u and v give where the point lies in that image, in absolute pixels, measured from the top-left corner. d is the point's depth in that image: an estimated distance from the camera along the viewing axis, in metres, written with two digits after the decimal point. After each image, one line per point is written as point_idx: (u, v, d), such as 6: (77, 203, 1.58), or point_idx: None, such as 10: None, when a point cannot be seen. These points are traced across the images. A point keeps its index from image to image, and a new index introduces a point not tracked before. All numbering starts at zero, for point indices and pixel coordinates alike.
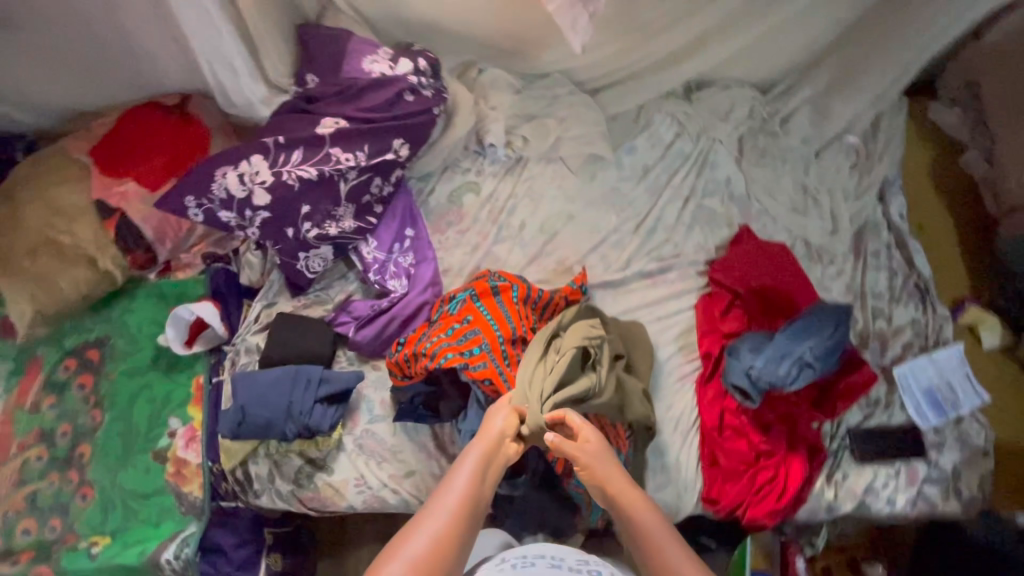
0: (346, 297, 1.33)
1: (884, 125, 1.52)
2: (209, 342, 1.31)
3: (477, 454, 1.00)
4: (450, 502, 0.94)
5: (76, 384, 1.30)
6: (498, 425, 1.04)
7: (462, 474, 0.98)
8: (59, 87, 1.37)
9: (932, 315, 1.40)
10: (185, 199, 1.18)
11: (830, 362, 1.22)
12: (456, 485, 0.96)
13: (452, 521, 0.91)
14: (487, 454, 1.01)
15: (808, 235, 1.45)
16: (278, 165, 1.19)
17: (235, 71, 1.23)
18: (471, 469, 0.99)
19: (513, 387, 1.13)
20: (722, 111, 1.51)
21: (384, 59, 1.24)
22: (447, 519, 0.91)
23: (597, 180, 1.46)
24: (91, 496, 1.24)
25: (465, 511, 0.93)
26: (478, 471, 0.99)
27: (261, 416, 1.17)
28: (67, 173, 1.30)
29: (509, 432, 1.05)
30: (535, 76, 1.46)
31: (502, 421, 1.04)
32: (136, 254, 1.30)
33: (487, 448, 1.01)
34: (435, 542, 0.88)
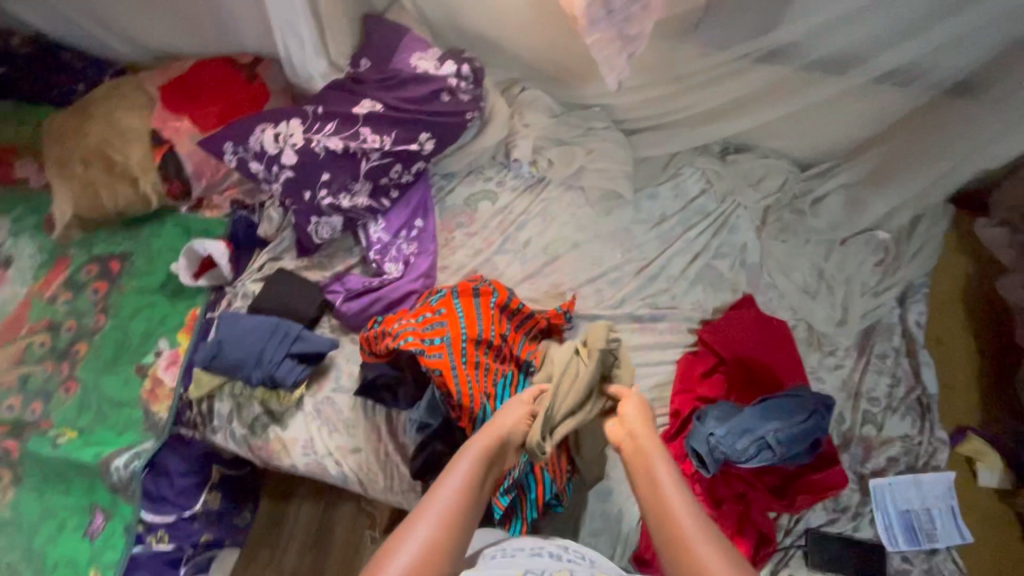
0: (345, 269, 1.40)
1: (920, 229, 1.47)
2: (214, 279, 1.39)
3: (476, 452, 0.95)
4: (440, 511, 0.85)
5: (92, 287, 1.42)
6: (496, 424, 1.00)
7: (456, 473, 0.91)
8: (155, 29, 1.54)
9: (929, 436, 1.31)
10: (225, 144, 1.29)
11: (796, 450, 1.15)
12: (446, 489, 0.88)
13: (438, 525, 0.83)
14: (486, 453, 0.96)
15: (813, 319, 1.40)
16: (311, 132, 1.28)
17: (302, 44, 1.33)
18: (468, 467, 0.92)
19: (461, 385, 1.12)
20: (753, 179, 1.50)
21: (431, 59, 1.33)
22: (437, 527, 0.83)
23: (612, 216, 1.47)
24: (73, 391, 1.34)
25: (456, 512, 0.86)
26: (476, 470, 0.93)
27: (233, 355, 1.24)
28: (137, 100, 1.45)
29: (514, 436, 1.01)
30: (576, 106, 1.50)
31: (510, 423, 1.01)
32: (173, 183, 1.42)
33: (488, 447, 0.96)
34: (425, 548, 0.80)
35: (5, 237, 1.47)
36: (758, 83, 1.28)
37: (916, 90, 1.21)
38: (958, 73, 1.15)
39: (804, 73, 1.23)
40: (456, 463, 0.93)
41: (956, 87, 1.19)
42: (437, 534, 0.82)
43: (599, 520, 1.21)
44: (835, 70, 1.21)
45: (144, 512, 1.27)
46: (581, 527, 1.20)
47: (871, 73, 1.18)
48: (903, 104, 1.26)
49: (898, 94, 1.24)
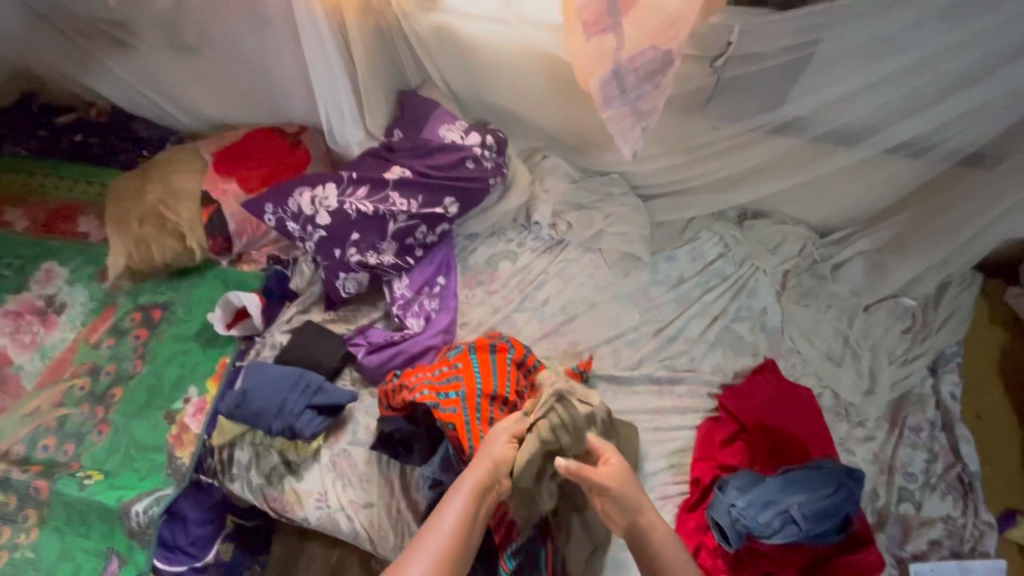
0: (368, 323, 1.45)
1: (949, 297, 1.44)
2: (245, 329, 1.47)
3: (468, 489, 0.98)
4: (434, 548, 0.91)
5: (133, 334, 1.51)
6: (482, 464, 1.01)
7: (449, 514, 0.95)
8: (214, 102, 1.71)
9: (973, 518, 1.22)
10: (265, 205, 1.39)
11: (822, 527, 1.09)
12: (439, 528, 0.93)
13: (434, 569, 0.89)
14: (477, 489, 0.98)
15: (839, 387, 1.36)
16: (345, 196, 1.37)
17: (343, 115, 1.47)
18: (461, 507, 0.96)
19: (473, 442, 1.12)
20: (771, 244, 1.51)
21: (458, 130, 1.42)
22: (430, 563, 0.89)
23: (630, 277, 1.50)
24: (104, 433, 1.39)
25: (450, 557, 0.91)
26: (469, 508, 0.96)
27: (256, 404, 1.27)
28: (193, 165, 1.59)
29: (502, 468, 1.01)
30: (595, 173, 1.57)
31: (497, 454, 1.02)
32: (216, 240, 1.52)
33: (478, 483, 0.98)
34: None
35: (62, 285, 1.59)
36: (771, 153, 1.33)
37: (930, 160, 1.23)
38: (972, 144, 1.17)
39: (817, 143, 1.28)
40: (448, 504, 0.97)
41: (970, 158, 1.20)
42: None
43: None
44: (847, 140, 1.25)
45: (157, 559, 1.27)
46: None
47: (884, 143, 1.21)
48: (919, 173, 1.28)
49: (913, 164, 1.26)
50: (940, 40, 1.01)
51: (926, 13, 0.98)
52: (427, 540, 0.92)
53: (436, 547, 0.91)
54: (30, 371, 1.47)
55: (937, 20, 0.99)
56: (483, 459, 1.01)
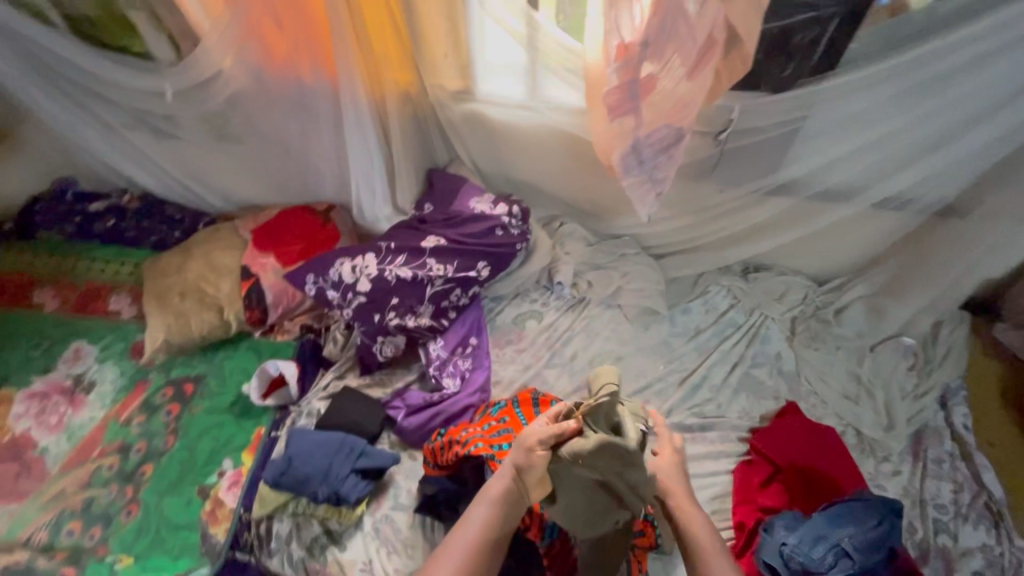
0: (404, 385, 1.49)
1: (944, 334, 1.56)
2: (280, 399, 1.48)
3: (492, 500, 1.02)
4: (457, 559, 0.98)
5: (165, 409, 1.50)
6: (508, 472, 1.03)
7: (472, 525, 1.00)
8: (249, 186, 1.84)
9: (1008, 546, 1.26)
10: (307, 276, 1.48)
11: (874, 560, 1.11)
12: (462, 539, 0.99)
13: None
14: (504, 498, 1.02)
15: (860, 425, 1.43)
16: (384, 264, 1.47)
17: (374, 193, 1.61)
18: (484, 518, 1.01)
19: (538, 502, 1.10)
20: (776, 294, 1.64)
21: (486, 202, 1.56)
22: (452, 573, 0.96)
23: (650, 330, 1.59)
24: (134, 514, 1.35)
25: (472, 564, 0.98)
26: (492, 518, 1.01)
27: (303, 470, 1.27)
28: (231, 243, 1.69)
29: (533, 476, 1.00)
30: (609, 236, 1.71)
31: (528, 462, 0.99)
32: (254, 311, 1.58)
33: (503, 495, 1.02)
34: None
35: (91, 363, 1.59)
36: (769, 212, 1.49)
37: (910, 213, 1.40)
38: (943, 198, 1.34)
39: (809, 203, 1.45)
40: (471, 513, 1.02)
41: (944, 210, 1.37)
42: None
43: None
44: (835, 199, 1.41)
45: None
46: None
47: (868, 199, 1.38)
48: (902, 225, 1.44)
49: (895, 217, 1.43)
50: (906, 113, 1.20)
51: (892, 92, 1.18)
52: (451, 547, 1.00)
53: (458, 555, 0.98)
54: (55, 453, 1.44)
55: (901, 100, 1.19)
56: (509, 468, 1.02)
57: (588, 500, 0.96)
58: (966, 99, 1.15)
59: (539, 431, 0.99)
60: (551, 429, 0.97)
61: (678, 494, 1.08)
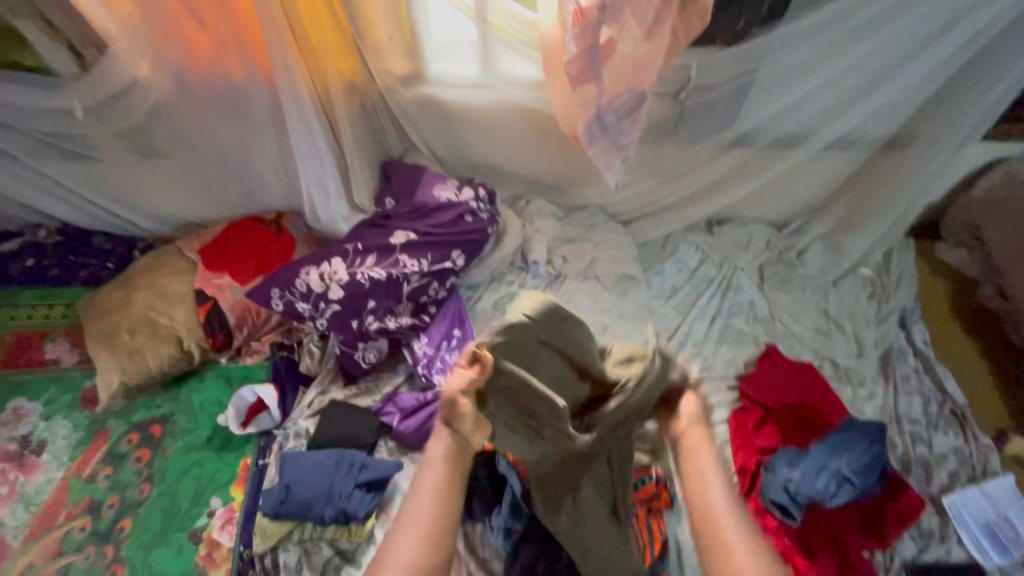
0: (393, 389, 1.44)
1: (895, 260, 1.66)
2: (261, 426, 1.39)
3: (439, 457, 0.93)
4: (416, 530, 0.86)
5: (133, 456, 1.38)
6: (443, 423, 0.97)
7: (425, 493, 0.90)
8: (185, 203, 1.68)
9: (976, 444, 1.38)
10: (271, 291, 1.39)
11: (871, 479, 1.21)
12: (418, 507, 0.88)
13: (416, 552, 0.84)
14: (451, 455, 0.94)
15: (834, 356, 1.51)
16: (354, 267, 1.39)
17: (327, 194, 1.52)
18: (436, 480, 0.91)
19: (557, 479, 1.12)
20: (742, 243, 1.69)
21: (451, 188, 1.50)
22: (412, 545, 0.85)
23: (629, 296, 1.60)
24: (119, 574, 1.24)
25: (434, 531, 0.87)
26: (444, 478, 0.91)
27: (304, 495, 1.21)
28: (177, 267, 1.54)
29: (469, 426, 0.96)
30: (576, 208, 1.70)
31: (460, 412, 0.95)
32: (217, 337, 1.47)
33: (448, 451, 0.94)
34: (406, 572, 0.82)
35: (37, 421, 1.43)
36: (729, 165, 1.52)
37: (857, 150, 1.47)
38: (886, 132, 1.41)
39: (765, 152, 1.49)
40: (416, 482, 0.92)
41: (887, 144, 1.45)
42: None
43: None
44: (789, 145, 1.46)
45: None
46: None
47: (819, 142, 1.43)
48: (850, 163, 1.51)
49: (845, 156, 1.49)
50: (849, 55, 1.25)
51: (833, 36, 1.22)
52: (402, 524, 0.87)
53: (417, 524, 0.87)
54: (12, 526, 1.30)
55: (842, 43, 1.23)
56: (442, 420, 0.97)
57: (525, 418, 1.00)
58: (902, 36, 1.20)
59: (454, 382, 0.95)
60: (465, 374, 0.95)
61: (698, 448, 0.95)
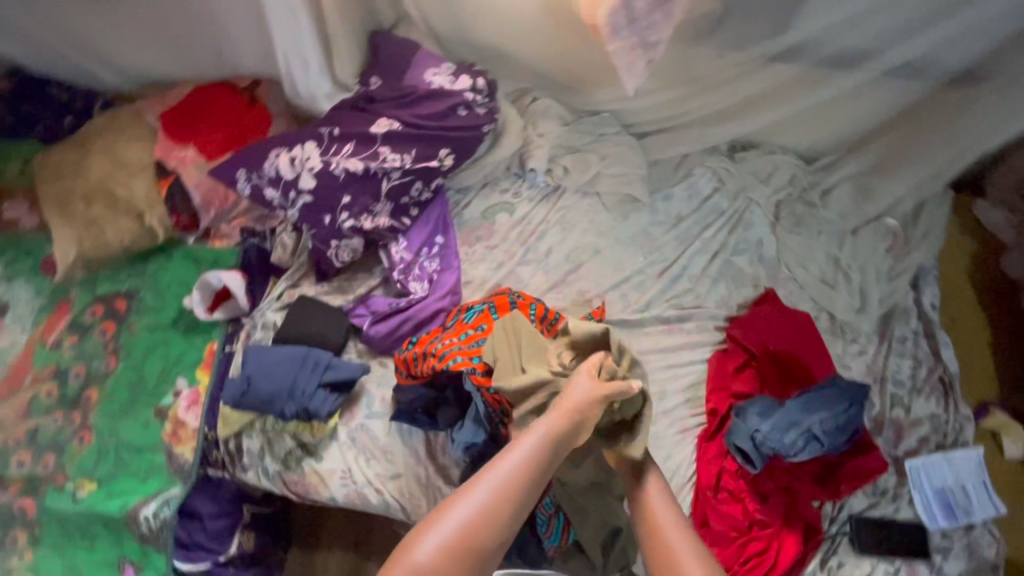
0: (367, 291, 1.36)
1: (925, 213, 1.52)
2: (229, 311, 1.35)
3: (551, 426, 0.84)
4: (503, 479, 0.80)
5: (98, 329, 1.35)
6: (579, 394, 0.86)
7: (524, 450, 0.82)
8: (145, 55, 1.48)
9: (954, 414, 1.35)
10: (237, 171, 1.25)
11: (839, 441, 1.19)
12: (513, 458, 0.81)
13: (493, 503, 0.78)
14: (563, 431, 0.84)
15: (834, 308, 1.43)
16: (328, 154, 1.25)
17: (307, 64, 1.32)
18: (536, 445, 0.83)
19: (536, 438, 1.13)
20: (763, 174, 1.53)
21: (446, 73, 1.31)
22: (494, 494, 0.78)
23: (630, 220, 1.48)
24: (87, 441, 1.26)
25: (518, 492, 0.79)
26: (545, 448, 0.83)
27: (265, 390, 1.19)
28: (136, 132, 1.40)
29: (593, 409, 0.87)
30: (587, 112, 1.50)
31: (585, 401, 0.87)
32: (180, 217, 1.37)
33: (562, 423, 0.85)
34: (479, 518, 0.77)
35: None
36: (768, 82, 1.31)
37: (920, 81, 1.25)
38: (961, 63, 1.19)
39: (814, 70, 1.27)
40: (523, 438, 0.83)
41: (958, 77, 1.23)
42: (487, 523, 0.77)
43: None
44: (843, 66, 1.24)
45: (178, 560, 1.22)
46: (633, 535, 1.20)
47: (879, 67, 1.22)
48: (908, 96, 1.30)
49: (905, 86, 1.28)
50: None
51: None
52: (498, 469, 0.81)
53: (503, 476, 0.80)
54: None
55: None
56: (572, 401, 0.86)
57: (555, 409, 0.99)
58: None
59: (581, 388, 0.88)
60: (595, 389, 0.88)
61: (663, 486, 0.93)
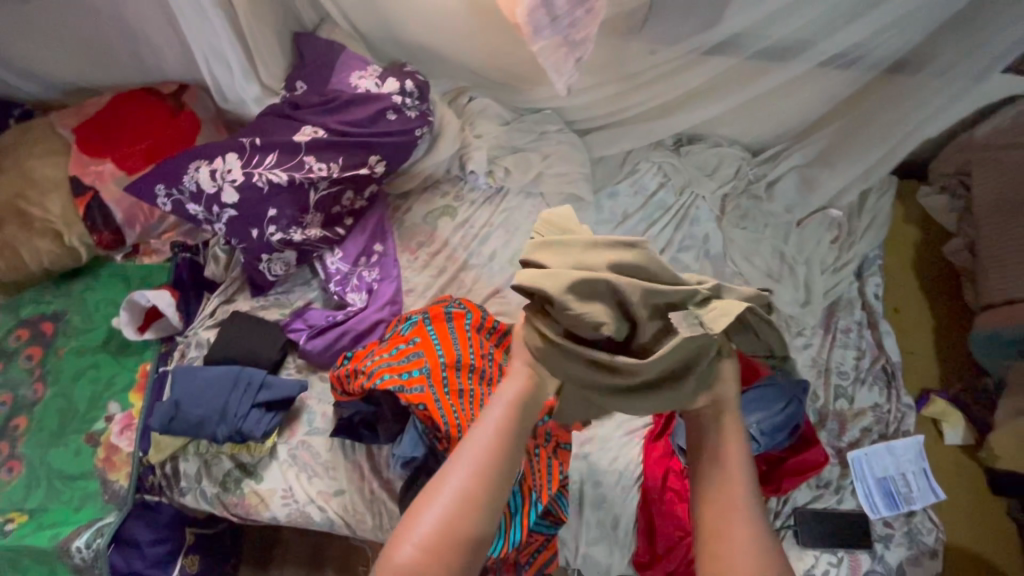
0: (305, 304, 1.33)
1: (870, 202, 1.52)
2: (162, 330, 1.30)
3: (507, 402, 0.87)
4: (474, 459, 0.84)
5: (24, 354, 1.30)
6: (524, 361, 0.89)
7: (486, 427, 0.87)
8: (60, 62, 1.40)
9: (896, 403, 1.37)
10: (155, 187, 1.20)
11: (776, 438, 1.20)
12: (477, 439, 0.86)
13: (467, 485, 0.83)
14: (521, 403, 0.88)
15: (779, 302, 1.42)
16: (251, 166, 1.21)
17: (230, 69, 1.27)
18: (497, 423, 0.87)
19: None
20: (709, 168, 1.50)
21: (372, 76, 1.27)
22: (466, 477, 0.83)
23: (575, 220, 1.45)
24: (17, 470, 1.23)
25: (491, 470, 0.84)
26: (506, 423, 0.87)
27: (195, 413, 1.16)
28: (51, 146, 1.34)
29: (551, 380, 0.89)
30: (527, 110, 1.46)
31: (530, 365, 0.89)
32: (102, 234, 1.30)
33: (518, 396, 0.87)
34: (458, 500, 0.82)
35: None
36: (707, 75, 1.28)
37: (856, 72, 1.24)
38: (893, 53, 1.18)
39: (752, 62, 1.25)
40: (482, 420, 0.88)
41: (894, 65, 1.21)
42: (458, 515, 0.81)
43: (595, 529, 1.24)
44: (780, 56, 1.21)
45: None
46: (579, 538, 1.23)
47: (811, 60, 1.20)
48: (847, 85, 1.28)
49: (839, 77, 1.26)
50: None
51: None
52: (459, 461, 0.85)
53: (474, 460, 0.84)
54: None
55: None
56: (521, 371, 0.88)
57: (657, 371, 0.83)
58: None
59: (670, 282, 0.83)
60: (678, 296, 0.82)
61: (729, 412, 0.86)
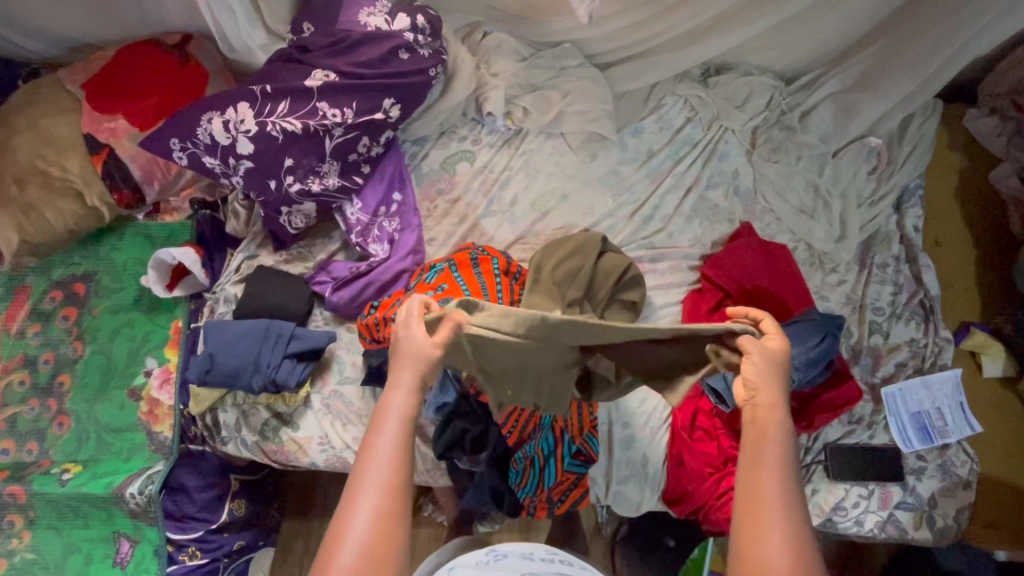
0: (328, 257, 1.33)
1: (912, 129, 1.43)
2: (190, 288, 1.31)
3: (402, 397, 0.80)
4: (381, 478, 0.75)
5: (60, 315, 1.32)
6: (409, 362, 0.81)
7: (386, 437, 0.77)
8: (60, 16, 1.35)
9: (933, 337, 1.33)
10: (170, 141, 1.17)
11: (811, 373, 1.18)
12: (378, 454, 0.76)
13: (381, 502, 0.74)
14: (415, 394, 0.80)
15: (812, 238, 1.37)
16: (263, 115, 1.18)
17: (234, 14, 1.20)
18: (397, 427, 0.78)
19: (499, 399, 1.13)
20: (739, 100, 1.42)
21: (381, 13, 1.20)
22: (379, 495, 0.74)
23: (598, 160, 1.39)
24: (67, 425, 1.28)
25: (400, 477, 0.76)
26: (408, 421, 0.79)
27: (229, 365, 1.18)
28: (62, 105, 1.32)
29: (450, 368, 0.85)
30: (545, 45, 1.38)
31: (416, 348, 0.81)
32: (122, 192, 1.30)
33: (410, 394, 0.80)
34: (378, 521, 0.73)
35: None
36: None
37: None
38: None
39: None
40: (377, 431, 0.78)
41: None
42: (382, 548, 0.72)
43: (626, 468, 1.25)
44: None
45: (170, 532, 1.26)
46: (610, 477, 1.25)
47: None
48: None
49: None
50: None
51: None
52: (367, 482, 0.75)
53: (380, 473, 0.75)
54: None
55: None
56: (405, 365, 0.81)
57: (499, 368, 0.92)
58: None
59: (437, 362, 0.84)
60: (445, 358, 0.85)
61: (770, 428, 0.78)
